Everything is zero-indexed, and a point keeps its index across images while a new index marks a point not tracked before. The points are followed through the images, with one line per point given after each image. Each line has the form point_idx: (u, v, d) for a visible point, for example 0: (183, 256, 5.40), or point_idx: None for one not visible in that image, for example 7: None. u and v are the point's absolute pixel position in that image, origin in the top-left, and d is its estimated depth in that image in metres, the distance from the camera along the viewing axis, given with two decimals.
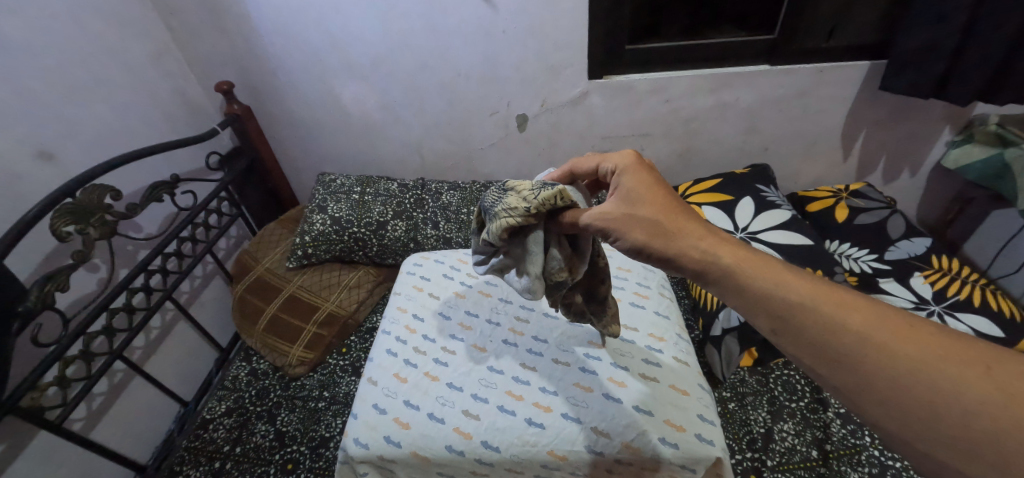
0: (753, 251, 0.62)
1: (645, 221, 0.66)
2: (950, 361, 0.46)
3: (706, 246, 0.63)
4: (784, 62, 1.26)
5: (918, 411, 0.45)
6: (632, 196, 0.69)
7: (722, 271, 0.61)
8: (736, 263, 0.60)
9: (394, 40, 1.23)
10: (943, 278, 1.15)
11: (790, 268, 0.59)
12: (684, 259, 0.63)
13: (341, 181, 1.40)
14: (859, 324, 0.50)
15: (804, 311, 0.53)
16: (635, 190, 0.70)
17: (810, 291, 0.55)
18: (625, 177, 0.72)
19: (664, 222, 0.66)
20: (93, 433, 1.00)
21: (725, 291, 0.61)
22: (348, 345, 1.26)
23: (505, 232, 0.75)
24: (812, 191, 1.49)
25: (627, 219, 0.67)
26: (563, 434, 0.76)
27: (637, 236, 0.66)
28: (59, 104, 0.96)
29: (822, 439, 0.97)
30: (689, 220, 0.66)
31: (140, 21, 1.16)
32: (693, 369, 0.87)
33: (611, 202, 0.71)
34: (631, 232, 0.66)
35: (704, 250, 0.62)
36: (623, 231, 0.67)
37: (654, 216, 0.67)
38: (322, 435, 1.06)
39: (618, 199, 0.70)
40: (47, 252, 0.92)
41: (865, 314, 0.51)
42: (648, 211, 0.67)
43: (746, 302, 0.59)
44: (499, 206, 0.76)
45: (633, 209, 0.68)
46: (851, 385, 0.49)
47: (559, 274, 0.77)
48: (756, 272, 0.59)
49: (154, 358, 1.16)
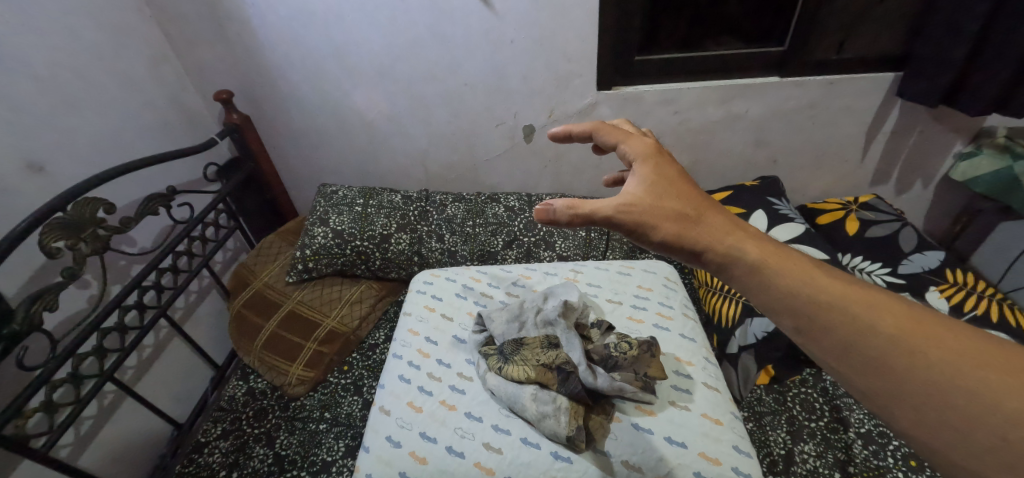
0: (779, 245, 0.58)
1: (670, 212, 0.63)
2: (990, 369, 0.42)
3: (732, 240, 0.59)
4: (794, 73, 1.24)
5: (952, 420, 0.42)
6: (658, 187, 0.65)
7: (748, 267, 0.56)
8: (763, 259, 0.56)
9: (399, 49, 1.20)
10: (959, 292, 1.13)
11: (819, 263, 0.55)
12: (708, 252, 0.59)
13: (343, 193, 1.36)
14: (891, 327, 0.47)
15: (832, 312, 0.50)
16: (658, 181, 0.66)
17: (839, 290, 0.51)
18: (643, 166, 0.68)
19: (691, 215, 0.62)
20: (79, 459, 0.95)
21: (750, 289, 0.56)
22: (351, 362, 1.20)
23: (513, 349, 0.85)
24: (821, 203, 1.48)
25: (655, 212, 0.63)
26: (590, 470, 0.74)
27: (660, 227, 0.62)
28: (50, 113, 0.92)
29: (844, 461, 0.94)
30: (713, 211, 0.63)
31: (137, 28, 1.12)
32: (722, 395, 0.85)
33: (635, 191, 0.65)
34: (658, 225, 0.62)
35: (728, 244, 0.58)
36: (650, 223, 0.63)
37: (682, 209, 0.63)
38: (323, 459, 1.01)
39: (644, 189, 0.65)
40: (35, 269, 0.87)
41: (898, 315, 0.47)
42: (675, 204, 0.63)
43: (769, 299, 0.54)
44: (506, 327, 0.89)
45: (660, 202, 0.64)
46: (879, 390, 0.46)
47: (581, 396, 0.77)
48: (784, 269, 0.54)
49: (145, 377, 1.11)
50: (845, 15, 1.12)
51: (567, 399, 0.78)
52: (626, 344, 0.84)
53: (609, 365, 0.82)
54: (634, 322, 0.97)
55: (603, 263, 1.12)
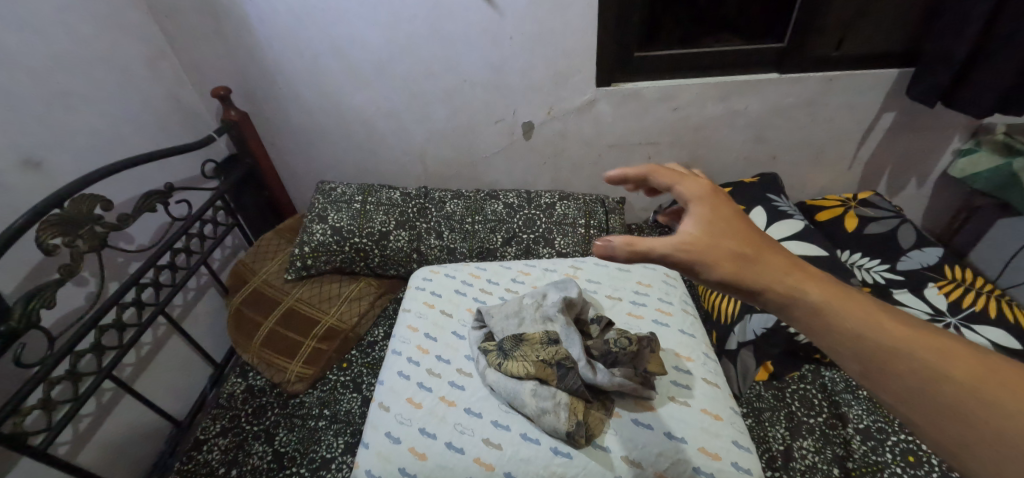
0: (848, 286, 0.49)
1: (726, 252, 0.54)
2: None
3: (793, 281, 0.50)
4: (793, 69, 1.24)
5: None
6: (712, 225, 0.57)
7: (814, 313, 0.48)
8: (830, 303, 0.47)
9: (397, 45, 1.20)
10: (957, 288, 1.13)
11: (896, 307, 0.46)
12: (766, 293, 0.51)
13: (342, 190, 1.36)
14: (999, 391, 0.39)
15: (899, 359, 0.42)
16: (711, 219, 0.57)
17: (926, 342, 0.42)
18: (694, 202, 0.59)
19: (750, 256, 0.54)
20: (77, 457, 0.95)
21: (815, 336, 0.48)
22: (349, 359, 1.20)
23: (512, 346, 0.84)
24: (820, 199, 1.48)
25: (711, 252, 0.54)
26: (590, 465, 0.74)
27: (716, 268, 0.54)
28: (46, 109, 0.91)
29: (843, 456, 0.94)
30: (774, 250, 0.54)
31: (133, 24, 1.11)
32: (722, 390, 0.86)
33: (690, 231, 0.57)
34: (715, 266, 0.54)
35: (789, 286, 0.50)
36: (706, 265, 0.54)
37: (739, 248, 0.54)
38: (322, 456, 1.01)
39: (698, 229, 0.57)
40: (33, 266, 0.87)
41: (1005, 375, 0.39)
42: (731, 243, 0.55)
43: (840, 350, 0.46)
44: (507, 325, 0.89)
45: (715, 241, 0.55)
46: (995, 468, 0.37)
47: (581, 392, 0.77)
48: (847, 310, 0.46)
49: (144, 375, 1.10)
50: (843, 12, 1.12)
51: (566, 394, 0.78)
52: (626, 340, 0.83)
53: (609, 360, 0.82)
54: (634, 318, 0.97)
55: (602, 259, 1.12)
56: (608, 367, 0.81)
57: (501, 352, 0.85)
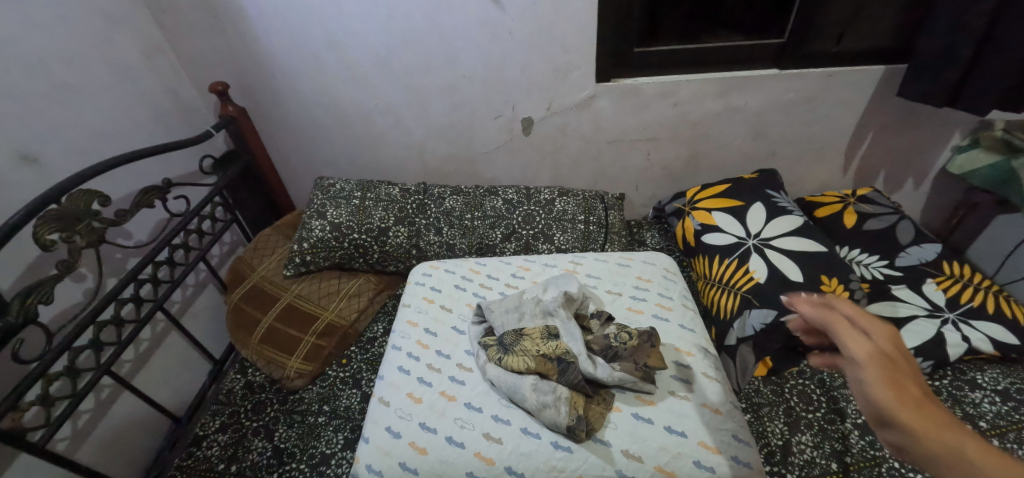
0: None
1: (899, 382, 0.53)
2: None
3: (956, 433, 0.46)
4: (793, 65, 1.24)
5: None
6: (892, 359, 0.55)
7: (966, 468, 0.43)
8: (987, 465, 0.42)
9: (396, 40, 1.19)
10: (955, 284, 1.15)
11: None
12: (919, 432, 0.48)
13: (341, 186, 1.35)
14: None
15: None
16: (891, 354, 0.56)
17: None
18: (876, 333, 0.59)
19: (921, 398, 0.51)
20: (77, 453, 0.95)
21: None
22: (349, 355, 1.20)
23: (513, 341, 0.84)
24: (818, 195, 1.47)
25: (882, 376, 0.53)
26: (590, 460, 0.74)
27: (880, 390, 0.52)
28: (43, 104, 0.90)
29: (841, 451, 0.94)
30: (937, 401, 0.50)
31: (130, 18, 1.11)
32: (722, 385, 0.86)
33: (866, 351, 0.56)
34: (882, 389, 0.52)
35: (952, 436, 0.46)
36: (870, 384, 0.53)
37: (909, 385, 0.52)
38: (322, 452, 1.01)
39: (875, 354, 0.56)
40: (30, 262, 0.87)
41: None
42: (905, 381, 0.53)
43: None
44: (506, 321, 0.89)
45: (889, 369, 0.54)
46: None
47: (582, 386, 0.78)
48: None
49: (142, 371, 1.10)
50: (844, 7, 1.12)
51: (567, 389, 0.78)
52: (626, 334, 0.85)
53: (609, 355, 0.83)
54: (634, 313, 0.97)
55: (602, 255, 1.13)
56: (608, 362, 0.82)
57: (500, 349, 0.84)
